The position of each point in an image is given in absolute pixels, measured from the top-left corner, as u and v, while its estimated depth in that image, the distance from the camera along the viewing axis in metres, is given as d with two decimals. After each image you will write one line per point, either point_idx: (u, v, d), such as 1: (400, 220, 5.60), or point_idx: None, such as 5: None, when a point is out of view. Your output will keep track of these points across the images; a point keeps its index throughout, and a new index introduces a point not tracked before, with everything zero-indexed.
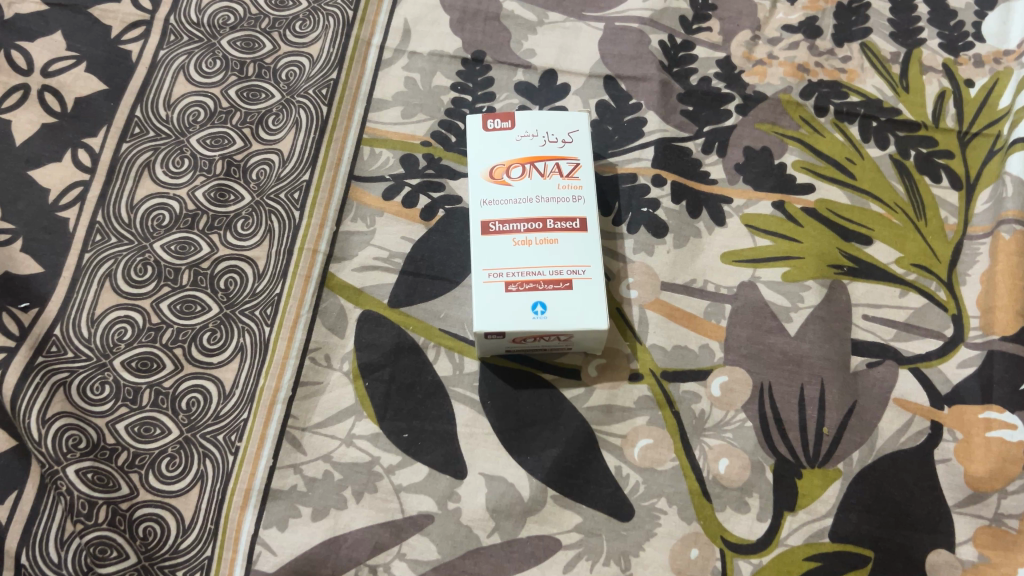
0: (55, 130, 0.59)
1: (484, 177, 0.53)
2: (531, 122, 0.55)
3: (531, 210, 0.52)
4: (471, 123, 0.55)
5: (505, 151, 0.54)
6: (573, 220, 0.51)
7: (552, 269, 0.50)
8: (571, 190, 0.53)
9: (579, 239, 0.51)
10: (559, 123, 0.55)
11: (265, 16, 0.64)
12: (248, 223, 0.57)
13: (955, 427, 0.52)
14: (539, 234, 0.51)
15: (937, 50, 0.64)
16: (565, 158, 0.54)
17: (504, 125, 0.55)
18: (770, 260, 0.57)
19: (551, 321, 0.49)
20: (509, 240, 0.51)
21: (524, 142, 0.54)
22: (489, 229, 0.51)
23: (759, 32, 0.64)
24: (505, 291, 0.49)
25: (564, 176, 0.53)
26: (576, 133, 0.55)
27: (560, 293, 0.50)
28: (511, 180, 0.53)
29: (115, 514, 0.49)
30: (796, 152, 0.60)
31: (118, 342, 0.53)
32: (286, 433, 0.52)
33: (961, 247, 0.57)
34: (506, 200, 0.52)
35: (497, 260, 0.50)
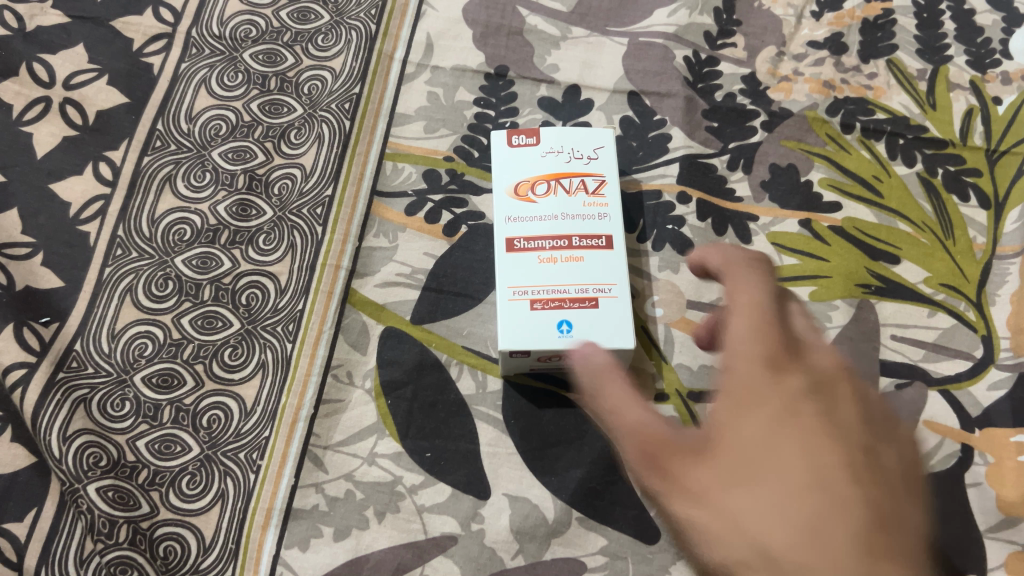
0: (76, 143, 0.59)
1: (509, 193, 0.53)
2: (556, 138, 0.54)
3: (557, 227, 0.51)
4: (496, 140, 0.55)
5: (530, 167, 0.53)
6: (599, 237, 0.51)
7: (578, 288, 0.49)
8: (597, 207, 0.52)
9: (605, 257, 0.50)
10: (584, 139, 0.54)
11: (288, 30, 0.63)
12: (269, 238, 0.56)
13: (987, 450, 0.52)
14: (565, 251, 0.50)
15: (964, 67, 0.63)
16: (590, 175, 0.53)
17: (530, 141, 0.54)
18: (797, 279, 0.56)
19: (577, 340, 0.48)
20: (534, 257, 0.50)
21: (550, 159, 0.54)
22: (514, 246, 0.51)
23: (785, 48, 0.63)
24: (530, 309, 0.49)
25: (590, 193, 0.52)
26: (602, 149, 0.54)
27: (586, 311, 0.49)
28: (537, 197, 0.52)
29: (136, 533, 0.49)
30: (822, 170, 0.60)
31: (138, 357, 0.53)
32: (307, 452, 0.51)
33: (990, 267, 0.57)
34: (531, 217, 0.51)
35: (522, 278, 0.50)
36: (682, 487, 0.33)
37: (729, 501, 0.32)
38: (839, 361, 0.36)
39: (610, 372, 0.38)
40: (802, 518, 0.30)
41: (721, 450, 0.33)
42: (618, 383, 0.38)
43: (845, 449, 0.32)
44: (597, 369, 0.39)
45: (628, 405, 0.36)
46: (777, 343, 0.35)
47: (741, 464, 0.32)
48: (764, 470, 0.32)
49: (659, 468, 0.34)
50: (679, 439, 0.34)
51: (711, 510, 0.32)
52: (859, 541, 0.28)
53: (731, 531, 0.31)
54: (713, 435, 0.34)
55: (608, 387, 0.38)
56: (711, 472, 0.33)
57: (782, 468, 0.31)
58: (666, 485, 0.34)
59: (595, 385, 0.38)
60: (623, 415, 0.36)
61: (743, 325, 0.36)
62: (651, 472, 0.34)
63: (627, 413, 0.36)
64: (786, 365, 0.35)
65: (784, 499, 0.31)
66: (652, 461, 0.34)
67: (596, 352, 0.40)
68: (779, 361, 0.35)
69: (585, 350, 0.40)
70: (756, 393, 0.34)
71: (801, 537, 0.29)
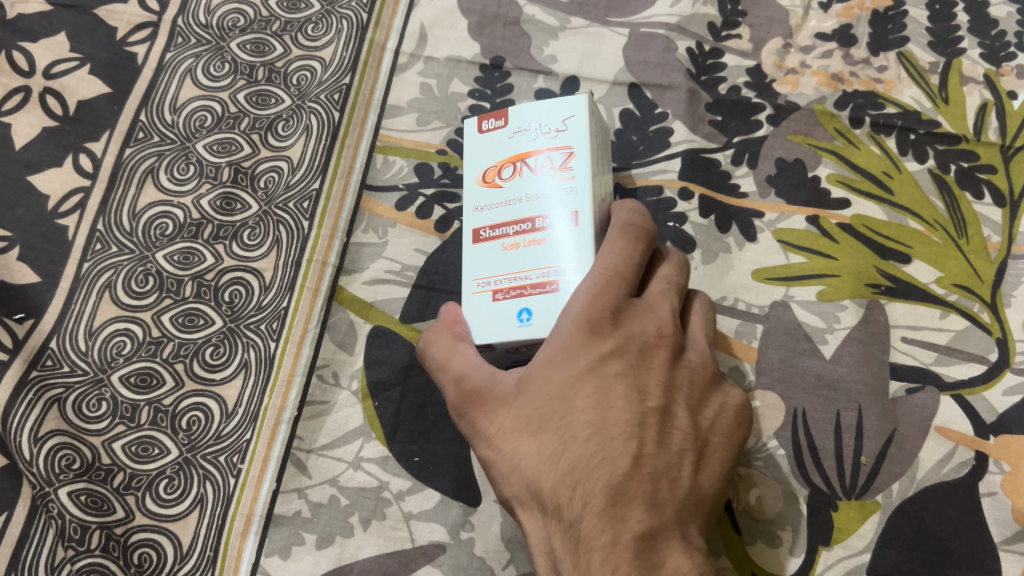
0: (56, 134, 0.56)
1: (477, 181, 0.47)
2: (523, 114, 0.47)
3: (519, 210, 0.44)
4: (467, 127, 0.49)
5: (496, 151, 0.47)
6: (564, 215, 0.43)
7: (540, 272, 0.43)
8: (564, 181, 0.44)
9: (571, 235, 0.43)
10: (553, 111, 0.46)
11: (277, 19, 0.61)
12: (254, 233, 0.54)
13: (1002, 458, 0.49)
14: (527, 234, 0.44)
15: (978, 60, 0.60)
16: (558, 148, 0.45)
17: (499, 124, 0.48)
18: (804, 278, 0.54)
19: (538, 330, 0.41)
20: (498, 246, 0.44)
21: (517, 139, 0.47)
22: (480, 236, 0.45)
23: (791, 40, 0.61)
24: (492, 300, 0.43)
25: (556, 168, 0.44)
26: (571, 118, 0.45)
27: (548, 297, 0.42)
28: (502, 181, 0.46)
29: (109, 540, 0.47)
30: (830, 165, 0.57)
31: (116, 356, 0.51)
32: (290, 455, 0.49)
33: (1005, 267, 0.54)
34: (496, 203, 0.45)
35: (487, 269, 0.44)
36: (484, 426, 0.39)
37: (521, 440, 0.38)
38: (661, 327, 0.40)
39: (451, 330, 0.44)
40: (566, 452, 0.36)
41: (529, 401, 0.38)
42: (452, 335, 0.43)
43: (626, 410, 0.37)
44: (439, 326, 0.45)
45: (459, 354, 0.42)
46: (604, 313, 0.39)
47: (542, 411, 0.38)
48: (557, 416, 0.37)
49: (478, 413, 0.40)
50: (497, 380, 0.40)
51: (505, 450, 0.38)
52: (604, 493, 0.35)
53: (511, 460, 0.38)
54: (524, 389, 0.39)
55: (443, 338, 0.43)
56: (509, 419, 0.38)
57: (566, 417, 0.37)
58: (475, 426, 0.40)
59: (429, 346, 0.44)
60: (454, 370, 0.42)
61: (579, 292, 0.40)
62: (463, 417, 0.41)
63: (459, 365, 0.42)
64: (606, 334, 0.39)
65: (557, 447, 0.36)
66: (463, 408, 0.41)
67: (454, 312, 0.45)
68: (602, 328, 0.39)
69: (447, 310, 0.46)
70: (565, 355, 0.38)
71: (559, 472, 0.36)
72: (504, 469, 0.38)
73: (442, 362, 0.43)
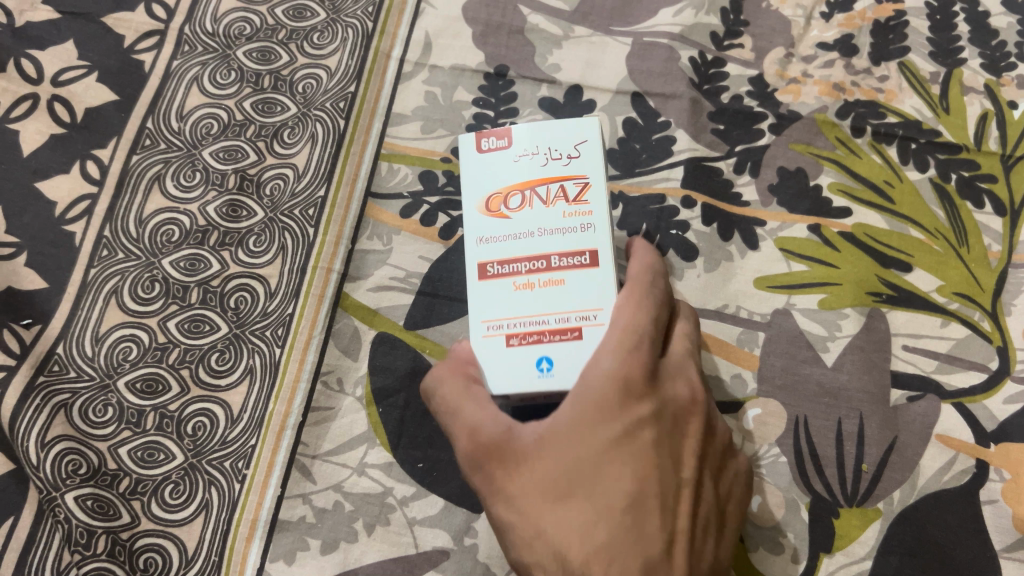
0: (64, 141, 0.57)
1: (479, 208, 0.44)
2: (530, 136, 0.45)
3: (532, 245, 0.43)
4: (461, 142, 0.45)
5: (501, 174, 0.44)
6: (581, 254, 0.42)
7: (559, 318, 0.42)
8: (580, 215, 0.43)
9: (590, 279, 0.42)
10: (561, 135, 0.44)
11: (282, 27, 0.61)
12: (260, 239, 0.55)
13: (1003, 466, 0.50)
14: (543, 274, 0.42)
15: (979, 70, 0.60)
16: (572, 177, 0.44)
17: (501, 144, 0.45)
18: (806, 286, 0.55)
19: (559, 380, 0.41)
20: (509, 284, 0.43)
21: (524, 163, 0.44)
22: (486, 272, 0.43)
23: (793, 49, 0.61)
24: (507, 345, 0.42)
25: (572, 200, 0.43)
26: (584, 145, 0.44)
27: (570, 344, 0.41)
28: (510, 210, 0.43)
29: (115, 545, 0.47)
30: (832, 174, 0.58)
31: (122, 362, 0.52)
32: (295, 461, 0.50)
33: (1006, 276, 0.54)
34: (505, 236, 0.43)
35: (497, 310, 0.43)
36: (505, 483, 0.39)
37: (549, 505, 0.37)
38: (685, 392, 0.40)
39: (462, 374, 0.42)
40: (601, 524, 0.36)
41: (558, 461, 0.37)
42: (463, 377, 0.42)
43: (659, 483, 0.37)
44: (451, 364, 0.43)
45: (474, 400, 0.40)
46: (640, 375, 0.38)
47: (572, 476, 0.37)
48: (590, 482, 0.37)
49: (498, 469, 0.39)
50: (518, 432, 0.39)
51: (530, 513, 0.37)
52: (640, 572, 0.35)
53: (537, 525, 0.37)
54: (550, 447, 0.38)
55: (455, 380, 0.42)
56: (534, 480, 0.38)
57: (600, 487, 0.37)
58: (493, 482, 0.39)
59: (440, 385, 0.42)
60: (471, 418, 0.40)
61: (612, 350, 0.39)
62: (479, 470, 0.40)
63: (477, 414, 0.40)
64: (641, 396, 0.38)
65: (591, 518, 0.36)
66: (480, 461, 0.39)
67: (467, 348, 0.43)
68: (636, 391, 0.38)
69: (461, 345, 0.44)
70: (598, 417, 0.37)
71: (593, 544, 0.36)
72: (528, 532, 0.38)
73: (456, 408, 0.41)
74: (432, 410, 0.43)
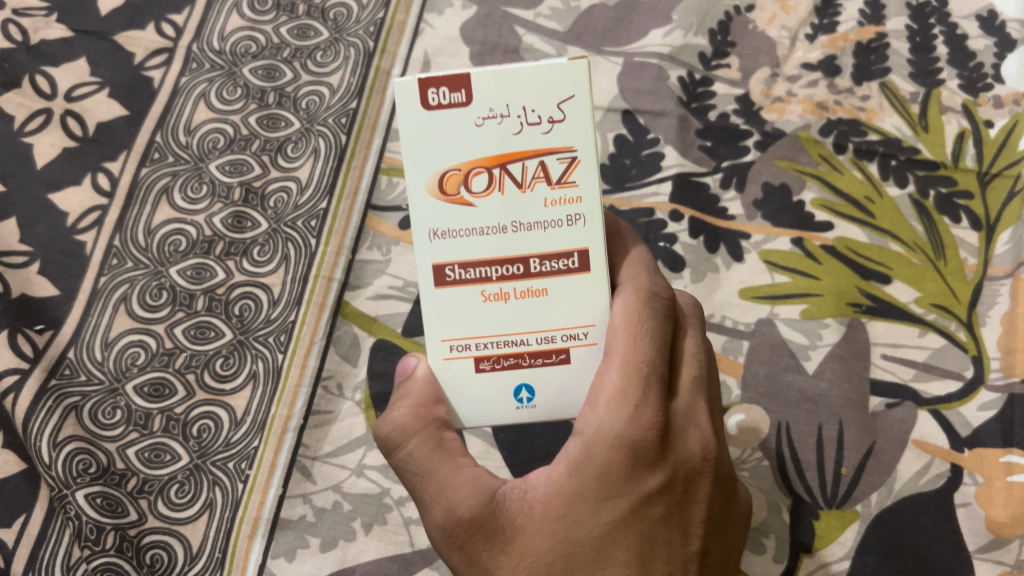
0: (76, 154, 0.59)
1: (430, 189, 0.37)
2: (496, 91, 0.35)
3: (505, 245, 0.37)
4: (399, 92, 0.36)
5: (459, 143, 0.36)
6: (568, 257, 0.37)
7: (540, 337, 0.38)
8: (566, 203, 0.37)
9: (580, 286, 0.38)
10: (541, 91, 0.36)
11: (287, 46, 0.63)
12: (264, 249, 0.57)
13: (976, 470, 0.52)
14: (521, 284, 0.37)
15: (957, 90, 0.62)
16: (556, 150, 0.36)
17: (458, 98, 0.36)
18: (789, 297, 0.57)
19: (540, 408, 0.39)
20: (476, 293, 0.38)
21: (488, 126, 0.36)
22: (444, 279, 0.37)
23: (778, 70, 0.64)
24: (476, 370, 0.38)
25: (555, 183, 0.37)
26: (570, 104, 0.36)
27: (552, 368, 0.38)
28: (474, 194, 0.36)
29: (123, 541, 0.50)
30: (815, 190, 0.60)
31: (130, 366, 0.54)
32: (296, 462, 0.52)
33: (981, 288, 0.57)
34: (469, 231, 0.37)
35: (461, 328, 0.38)
36: (490, 564, 0.35)
37: None
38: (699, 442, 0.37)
39: (426, 420, 0.37)
40: None
41: (554, 544, 0.34)
42: (434, 429, 0.36)
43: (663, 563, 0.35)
44: (415, 411, 0.37)
45: (451, 463, 0.36)
46: (649, 441, 0.35)
47: (572, 562, 0.34)
48: (591, 569, 0.34)
49: (481, 547, 0.35)
50: (503, 499, 0.35)
51: None
52: None
53: None
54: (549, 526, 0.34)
55: (423, 435, 0.36)
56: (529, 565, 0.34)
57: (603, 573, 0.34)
58: (474, 561, 0.35)
59: (404, 438, 0.36)
60: (449, 487, 0.35)
61: (613, 408, 0.35)
62: (457, 546, 0.35)
63: (457, 482, 0.35)
64: (649, 465, 0.35)
65: None
66: (457, 539, 0.35)
67: (424, 381, 0.38)
68: (645, 460, 0.35)
69: (418, 367, 0.38)
70: (604, 491, 0.34)
71: None
72: None
73: (426, 470, 0.36)
74: (388, 460, 0.38)
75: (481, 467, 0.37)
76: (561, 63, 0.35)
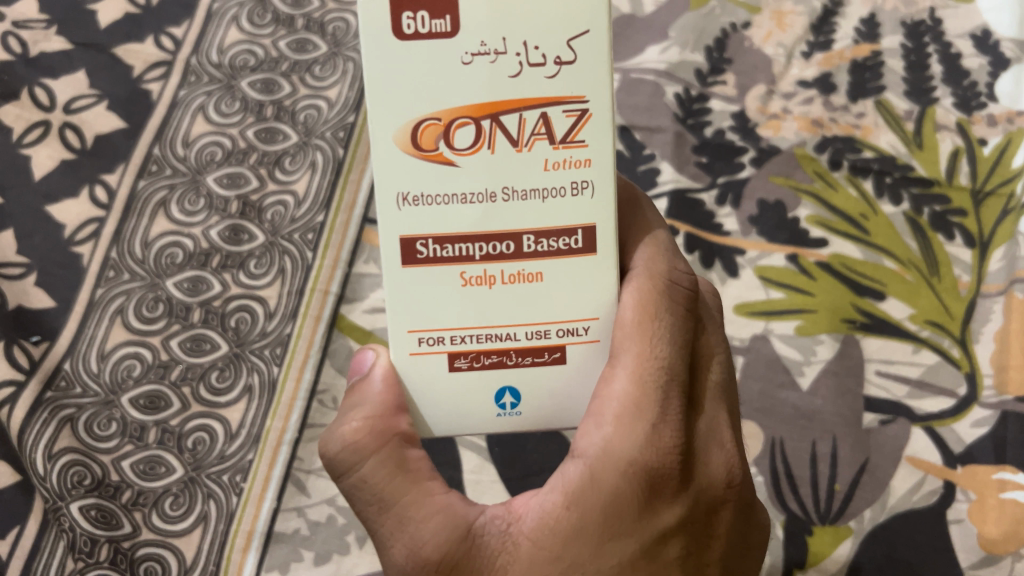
0: (74, 166, 0.59)
1: (403, 141, 0.34)
2: (489, 23, 0.32)
3: (493, 216, 0.34)
4: (369, 16, 0.32)
5: (443, 82, 0.33)
6: (573, 233, 0.35)
7: (529, 332, 0.36)
8: (571, 166, 0.34)
9: (579, 268, 0.35)
10: (547, 29, 0.33)
11: (285, 59, 0.64)
12: (261, 262, 0.57)
13: (969, 487, 0.52)
14: (510, 267, 0.35)
15: (951, 108, 0.63)
16: (563, 100, 0.34)
17: (442, 26, 0.32)
18: (783, 313, 0.57)
19: (525, 416, 0.37)
20: (455, 275, 0.35)
21: (478, 63, 0.33)
22: (415, 256, 0.35)
23: (774, 87, 0.64)
24: (450, 368, 0.36)
25: (558, 141, 0.34)
26: (582, 41, 0.33)
27: (539, 369, 0.36)
28: (456, 151, 0.34)
29: (117, 553, 0.50)
30: (810, 207, 0.60)
31: (127, 378, 0.54)
32: (290, 475, 0.52)
33: (974, 305, 0.57)
34: (447, 197, 0.34)
35: (433, 320, 0.36)
36: None
37: None
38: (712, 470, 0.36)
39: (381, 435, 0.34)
40: None
41: None
42: (391, 449, 0.34)
43: None
44: (370, 428, 0.34)
45: (416, 491, 0.33)
46: (662, 464, 0.33)
47: None
48: None
49: None
50: (482, 531, 0.33)
51: None
52: None
53: None
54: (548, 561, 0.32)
55: (380, 456, 0.34)
56: None
57: None
58: None
59: (358, 458, 0.34)
60: (416, 519, 0.33)
61: (622, 427, 0.33)
62: None
63: (427, 513, 0.33)
64: (658, 494, 0.34)
65: None
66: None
67: (383, 387, 0.35)
68: (655, 489, 0.33)
69: (375, 367, 0.36)
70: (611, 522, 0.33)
71: None
72: None
73: (388, 499, 0.33)
74: (339, 481, 0.35)
75: (450, 493, 0.34)
76: None
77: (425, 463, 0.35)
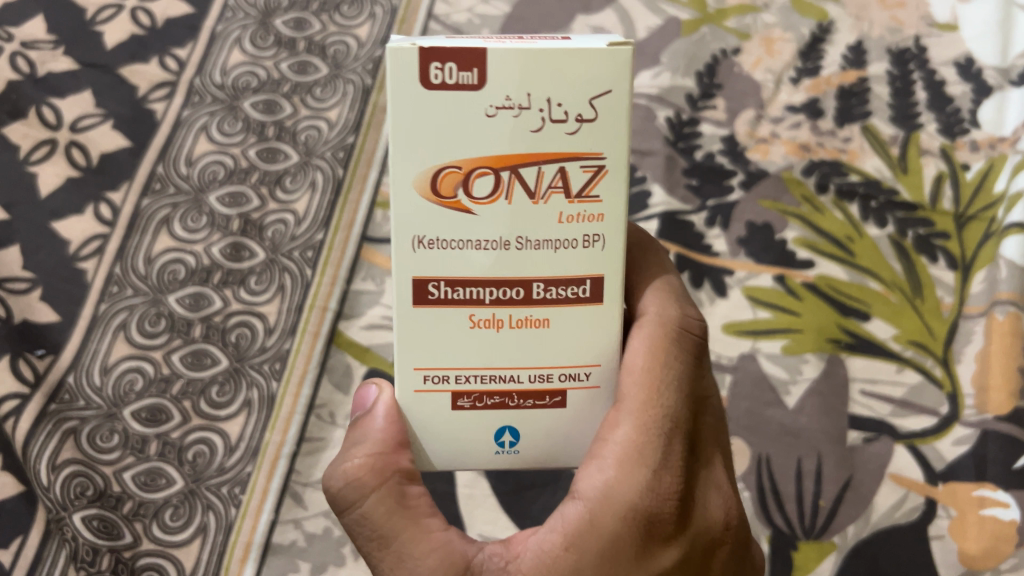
0: (79, 184, 0.61)
1: (423, 186, 0.34)
2: (517, 80, 0.33)
3: (506, 263, 0.35)
4: (398, 63, 0.32)
5: (467, 133, 0.33)
6: (582, 283, 0.36)
7: (534, 375, 0.37)
8: (584, 221, 0.35)
9: (588, 316, 0.36)
10: (571, 87, 0.33)
11: (287, 80, 0.65)
12: (260, 280, 0.58)
13: (950, 503, 0.54)
14: (521, 313, 0.36)
15: (935, 134, 0.65)
16: (581, 155, 0.34)
17: (470, 78, 0.33)
18: (770, 332, 0.58)
19: (523, 453, 0.38)
20: (466, 317, 0.36)
21: (502, 116, 0.33)
22: (427, 297, 0.35)
23: (763, 111, 0.65)
24: (453, 407, 0.37)
25: (574, 195, 0.34)
26: (604, 100, 0.33)
27: (541, 411, 0.37)
28: (474, 200, 0.34)
29: (118, 563, 0.52)
30: (797, 229, 0.61)
31: (129, 392, 0.55)
32: (288, 488, 0.53)
33: (956, 326, 0.58)
34: (460, 242, 0.35)
35: (441, 359, 0.36)
36: None
37: None
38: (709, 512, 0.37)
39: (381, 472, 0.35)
40: None
41: None
42: (391, 487, 0.35)
43: None
44: (371, 466, 0.35)
45: (415, 528, 0.35)
46: (660, 509, 0.35)
47: None
48: None
49: None
50: (479, 569, 0.35)
51: None
52: None
53: None
54: None
55: (379, 494, 0.35)
56: None
57: None
58: None
59: (359, 495, 0.35)
60: (414, 556, 0.34)
61: (623, 473, 0.35)
62: None
63: (425, 549, 0.34)
64: (656, 537, 0.35)
65: None
66: None
67: (387, 424, 0.36)
68: (653, 532, 0.35)
69: (379, 403, 0.37)
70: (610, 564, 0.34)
71: None
72: None
73: (385, 536, 0.35)
74: (340, 516, 0.36)
75: (449, 530, 0.36)
76: (600, 51, 0.33)
77: (424, 500, 0.36)
